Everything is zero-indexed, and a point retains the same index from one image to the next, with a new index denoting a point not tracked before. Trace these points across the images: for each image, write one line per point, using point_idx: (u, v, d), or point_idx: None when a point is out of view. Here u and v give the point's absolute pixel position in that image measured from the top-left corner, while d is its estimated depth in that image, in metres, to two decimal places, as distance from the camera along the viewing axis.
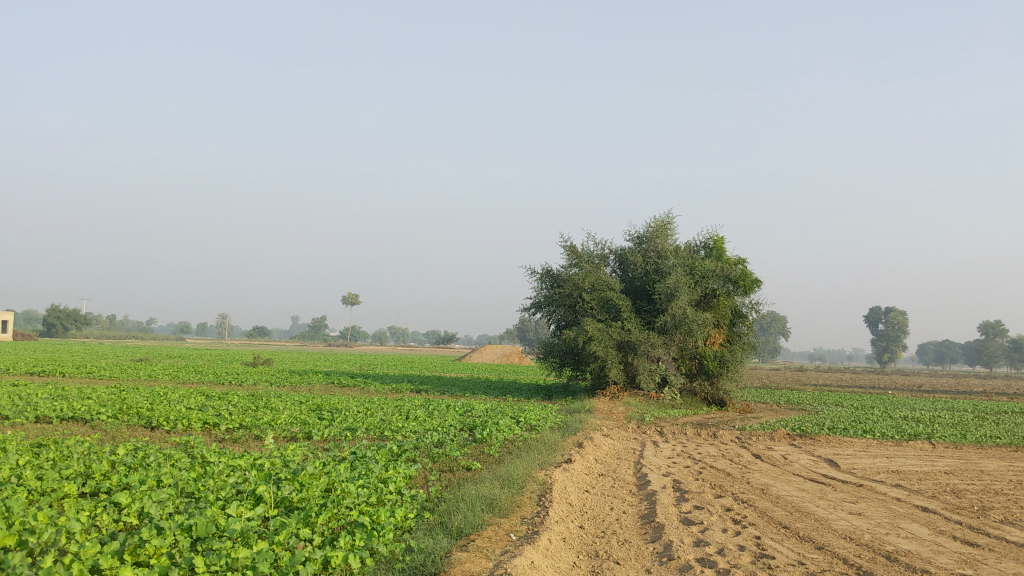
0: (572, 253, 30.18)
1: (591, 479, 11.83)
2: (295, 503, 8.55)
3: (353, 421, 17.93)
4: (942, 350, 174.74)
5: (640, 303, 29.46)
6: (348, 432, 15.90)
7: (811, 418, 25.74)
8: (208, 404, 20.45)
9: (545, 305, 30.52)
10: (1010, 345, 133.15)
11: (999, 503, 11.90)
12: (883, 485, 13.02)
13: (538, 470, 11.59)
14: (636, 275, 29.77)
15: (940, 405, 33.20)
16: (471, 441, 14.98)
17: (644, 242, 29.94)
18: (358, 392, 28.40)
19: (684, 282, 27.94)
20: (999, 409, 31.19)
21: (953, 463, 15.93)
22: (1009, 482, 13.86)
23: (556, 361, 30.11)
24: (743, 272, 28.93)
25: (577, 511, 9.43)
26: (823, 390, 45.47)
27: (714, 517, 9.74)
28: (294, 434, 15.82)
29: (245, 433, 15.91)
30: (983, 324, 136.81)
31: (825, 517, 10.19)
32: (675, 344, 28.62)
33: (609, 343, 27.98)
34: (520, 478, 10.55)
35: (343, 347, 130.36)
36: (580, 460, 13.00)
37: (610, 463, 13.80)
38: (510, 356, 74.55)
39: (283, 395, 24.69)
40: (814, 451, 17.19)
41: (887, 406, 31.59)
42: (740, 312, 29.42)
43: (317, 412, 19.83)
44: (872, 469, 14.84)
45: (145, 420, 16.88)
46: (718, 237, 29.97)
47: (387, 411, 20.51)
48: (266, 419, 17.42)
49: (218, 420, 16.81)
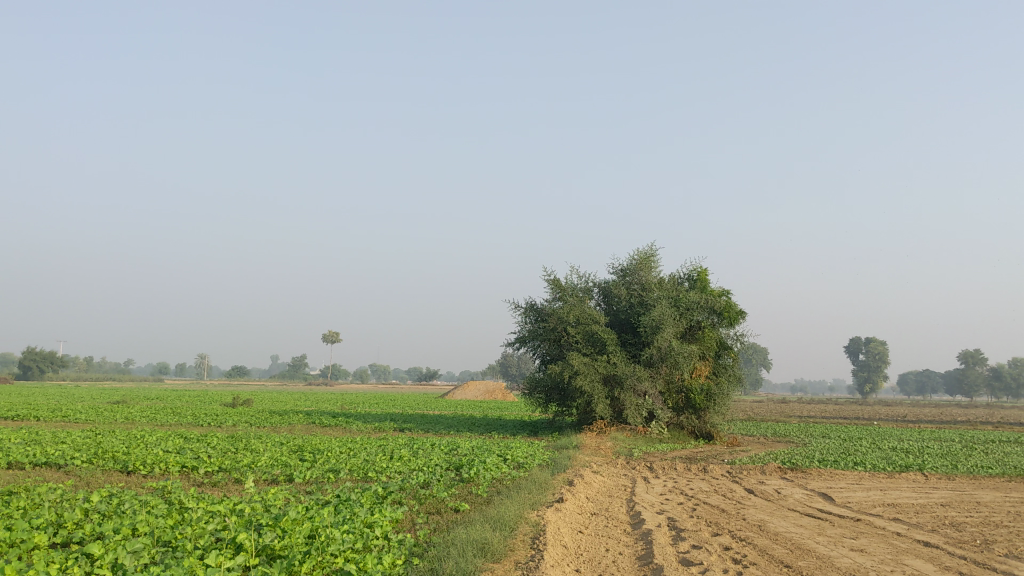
0: (556, 286, 29.96)
1: (584, 518, 11.48)
2: (278, 551, 8.15)
3: (335, 462, 17.49)
4: (923, 379, 175.20)
5: (625, 336, 29.22)
6: (331, 473, 15.48)
7: (800, 450, 25.48)
8: (187, 447, 19.95)
9: (529, 340, 30.22)
10: (989, 374, 133.52)
11: (1001, 536, 11.62)
12: (881, 519, 12.73)
13: (529, 511, 11.22)
14: (620, 308, 29.55)
15: (927, 435, 32.97)
16: (458, 481, 14.60)
17: (628, 274, 29.78)
18: (340, 431, 27.87)
19: (669, 314, 27.76)
20: (985, 438, 31.03)
21: (948, 495, 15.67)
22: (1007, 513, 13.61)
23: (542, 397, 29.74)
24: (727, 304, 28.80)
25: (573, 554, 9.09)
26: (810, 422, 45.19)
27: (714, 557, 9.41)
28: (275, 477, 15.37)
29: (225, 476, 15.48)
30: (963, 354, 137.24)
31: (827, 554, 9.89)
32: (661, 378, 28.34)
33: (595, 377, 27.66)
34: (511, 520, 10.19)
35: (324, 386, 129.03)
36: (571, 498, 12.65)
37: (603, 501, 13.45)
38: (493, 393, 74.02)
39: (263, 436, 24.17)
40: (808, 485, 16.87)
41: (875, 437, 31.34)
42: (724, 344, 29.25)
43: (298, 453, 19.37)
44: (867, 502, 14.55)
45: (121, 465, 16.39)
46: (702, 269, 29.84)
47: (370, 451, 20.06)
48: (247, 461, 16.98)
49: (196, 463, 16.34)
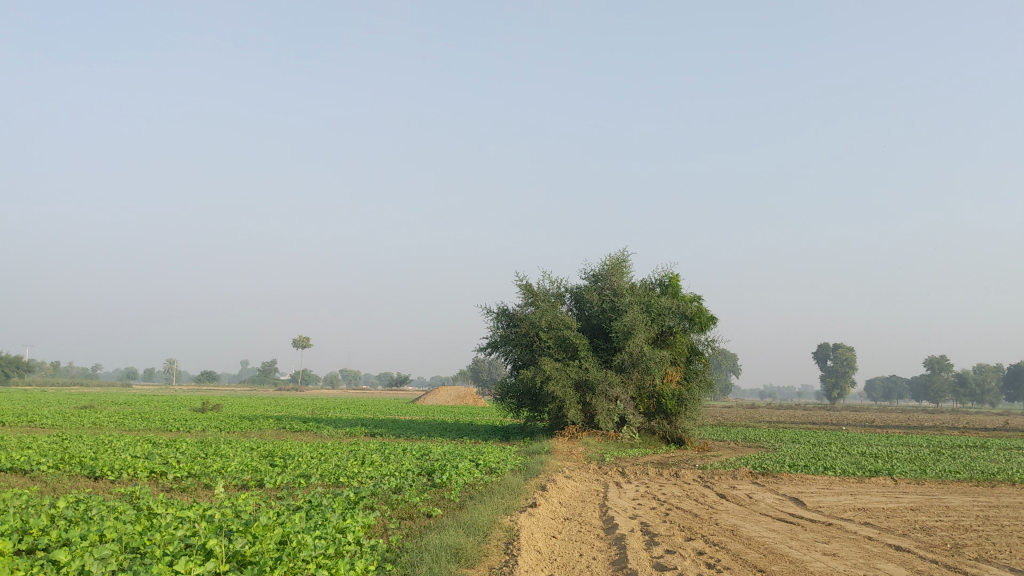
0: (528, 291, 29.95)
1: (557, 523, 11.45)
2: (249, 557, 8.06)
3: (306, 467, 17.34)
4: (890, 385, 176.90)
5: (597, 341, 29.26)
6: (302, 478, 15.35)
7: (771, 455, 25.63)
8: (155, 452, 19.71)
9: (501, 345, 30.15)
10: (955, 380, 135.02)
11: (970, 539, 11.71)
12: (852, 523, 12.80)
13: (502, 516, 11.16)
14: (592, 314, 29.60)
15: (895, 440, 33.26)
16: (431, 486, 14.53)
17: (600, 280, 29.82)
18: (310, 436, 27.67)
19: (640, 319, 27.83)
20: (952, 443, 31.34)
21: (918, 499, 15.80)
22: (976, 517, 13.73)
23: (514, 403, 29.70)
24: (698, 309, 28.93)
25: (547, 558, 9.06)
26: (779, 428, 45.44)
27: (688, 562, 9.40)
28: (245, 483, 15.21)
29: (194, 482, 15.29)
30: (930, 360, 138.61)
31: (800, 558, 9.91)
32: (633, 383, 28.38)
33: (567, 382, 27.67)
34: (484, 525, 10.13)
35: (294, 390, 128.01)
36: (544, 503, 12.62)
37: (575, 506, 13.43)
38: (464, 399, 73.90)
39: (233, 441, 23.92)
40: (779, 489, 16.94)
41: (844, 442, 31.56)
42: (696, 350, 29.36)
43: (269, 458, 19.20)
44: (838, 507, 14.62)
45: (88, 470, 16.16)
46: (673, 274, 29.95)
47: (341, 456, 19.92)
48: (216, 467, 16.80)
49: (166, 469, 16.14)
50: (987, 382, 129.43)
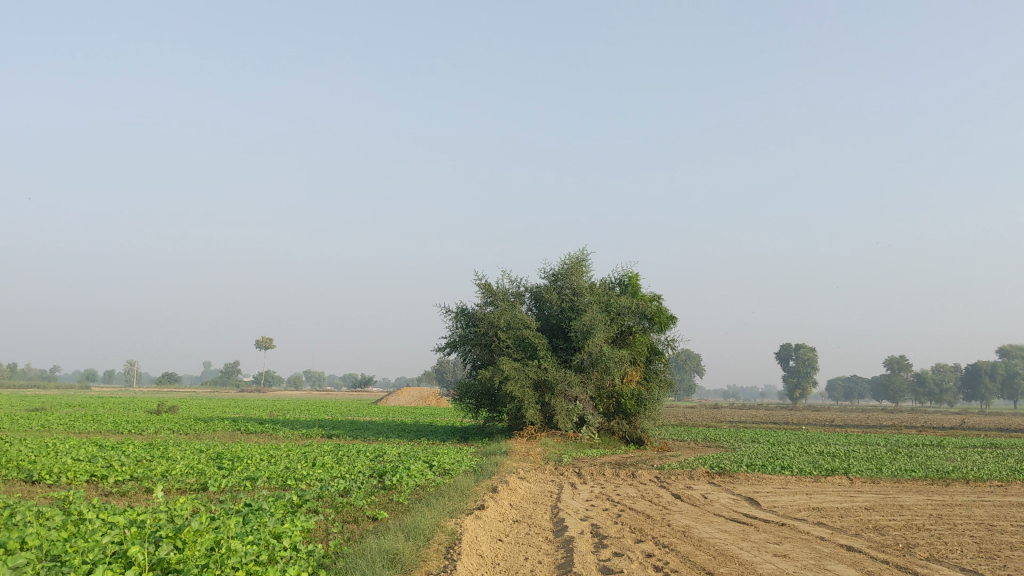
0: (487, 291, 29.66)
1: (504, 526, 11.16)
2: (174, 564, 7.71)
3: (255, 470, 16.92)
4: (851, 386, 178.34)
5: (556, 341, 29.03)
6: (248, 481, 14.96)
7: (730, 454, 25.52)
8: (99, 455, 19.19)
9: (460, 345, 29.83)
10: (914, 380, 136.38)
11: (924, 539, 11.56)
12: (805, 524, 12.63)
13: (447, 518, 10.84)
14: (552, 314, 29.37)
15: (854, 440, 33.31)
16: (380, 488, 14.21)
17: (559, 279, 29.60)
18: (264, 438, 27.17)
19: (599, 319, 27.66)
20: (909, 442, 31.43)
21: (874, 498, 15.68)
22: (931, 517, 13.57)
23: (472, 403, 29.40)
24: (658, 309, 28.81)
25: (488, 563, 8.77)
26: (740, 428, 45.49)
27: (636, 565, 9.14)
28: (188, 486, 14.80)
29: (136, 486, 14.86)
30: (890, 360, 139.88)
31: (750, 560, 9.69)
32: (592, 383, 28.15)
33: (526, 382, 27.41)
34: (426, 528, 9.81)
35: (256, 393, 126.39)
36: (493, 505, 12.32)
37: (526, 508, 13.16)
38: (426, 399, 73.43)
39: (183, 443, 23.39)
40: (734, 489, 16.77)
41: (803, 442, 31.52)
42: (656, 350, 29.20)
43: (217, 461, 18.76)
44: (793, 506, 14.47)
45: (26, 473, 15.65)
46: (633, 274, 29.82)
47: (292, 458, 19.52)
48: (160, 469, 16.35)
49: (107, 472, 15.67)
50: (945, 382, 130.87)
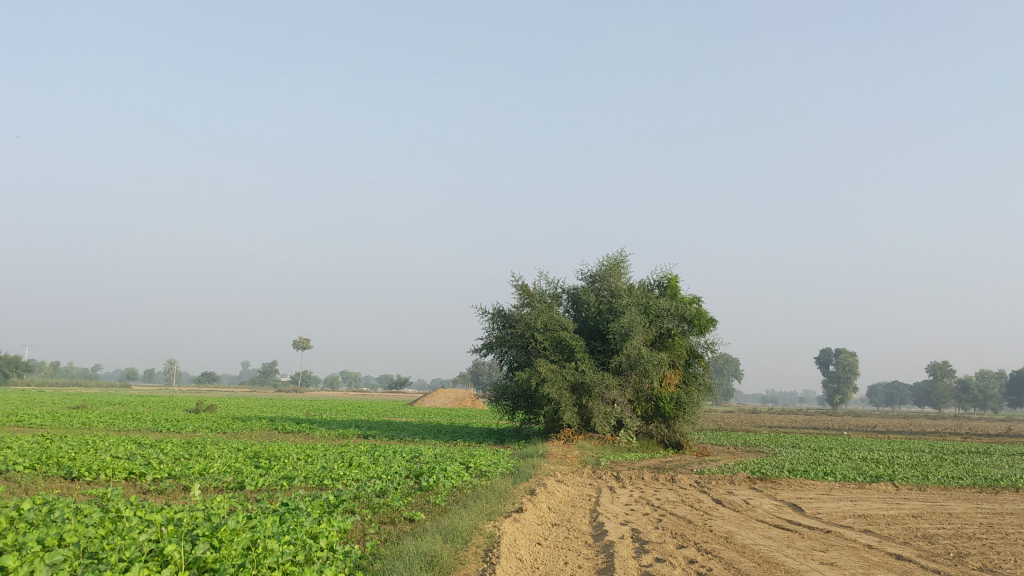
0: (524, 292, 29.49)
1: (543, 529, 10.97)
2: (210, 564, 7.63)
3: (291, 469, 16.85)
4: (893, 392, 175.86)
5: (594, 343, 28.79)
6: (285, 480, 14.88)
7: (771, 460, 25.12)
8: (138, 453, 19.27)
9: (497, 346, 29.68)
10: (957, 386, 134.10)
11: (975, 549, 11.21)
12: (851, 531, 12.33)
13: (485, 521, 10.67)
14: (589, 315, 29.13)
15: (897, 446, 32.67)
16: (417, 489, 14.08)
17: (597, 281, 29.36)
18: (301, 438, 27.19)
19: (638, 321, 27.36)
20: (955, 449, 30.79)
21: (921, 506, 15.29)
22: (982, 526, 13.18)
23: (509, 405, 29.24)
24: (697, 311, 28.46)
25: (528, 566, 8.60)
26: (780, 432, 44.86)
27: (679, 571, 8.92)
28: (226, 484, 14.76)
29: (173, 484, 14.86)
30: (932, 366, 137.57)
31: (796, 568, 9.43)
32: (630, 386, 27.89)
33: (563, 385, 27.19)
34: (464, 530, 9.65)
35: (294, 393, 127.09)
36: (532, 508, 12.16)
37: (565, 511, 12.97)
38: (463, 401, 73.34)
39: (220, 442, 23.41)
40: (777, 495, 16.41)
41: (845, 447, 31.02)
42: (695, 352, 28.86)
43: (254, 460, 18.74)
44: (838, 513, 14.14)
45: (65, 470, 15.71)
46: (672, 276, 29.47)
47: (329, 458, 19.45)
48: (198, 467, 16.34)
49: (145, 470, 15.69)
50: (990, 389, 128.69)
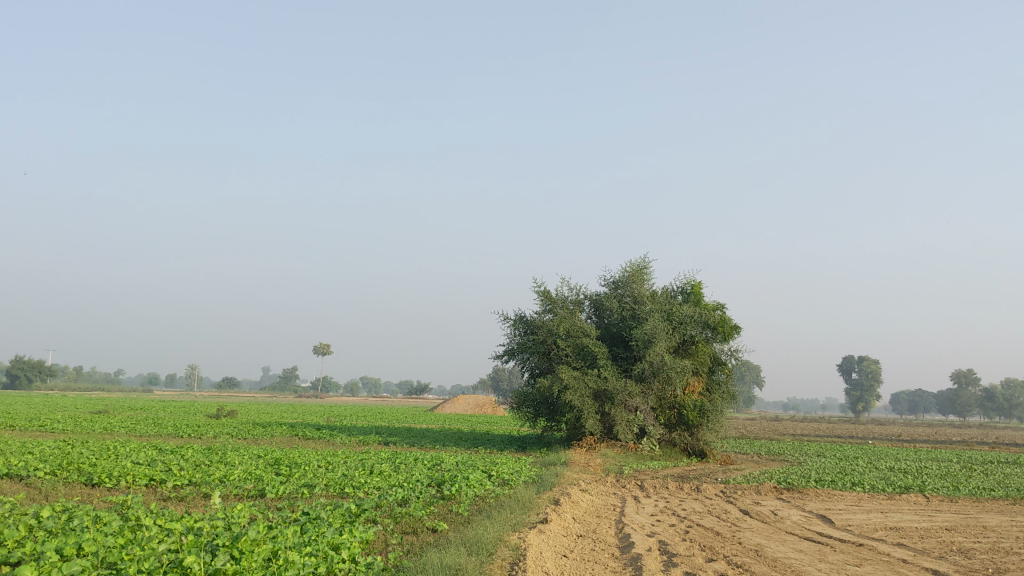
0: (546, 298, 29.28)
1: (569, 541, 10.74)
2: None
3: (312, 477, 16.66)
4: (916, 399, 174.27)
5: (617, 350, 28.52)
6: (306, 488, 14.70)
7: (797, 469, 24.76)
8: (158, 459, 19.17)
9: (518, 353, 29.47)
10: (982, 395, 132.77)
11: (1013, 564, 10.90)
12: (883, 545, 12.01)
13: (510, 532, 10.44)
14: (612, 322, 28.89)
15: (924, 456, 32.20)
16: (439, 498, 13.87)
17: (620, 287, 29.12)
18: (322, 444, 27.06)
19: (661, 328, 27.08)
20: (983, 459, 30.27)
21: (954, 518, 14.94)
22: (1018, 540, 12.83)
23: (531, 412, 29.02)
24: (721, 318, 28.15)
25: None
26: (804, 441, 44.38)
27: None
28: (246, 492, 14.60)
29: (194, 491, 14.72)
30: (956, 374, 136.10)
31: None
32: (653, 394, 27.60)
33: (585, 392, 26.93)
34: (488, 543, 9.43)
35: (314, 399, 127.47)
36: (556, 519, 11.93)
37: (589, 522, 12.72)
38: (482, 407, 73.11)
39: (240, 448, 23.28)
40: (805, 506, 16.10)
41: (871, 457, 30.56)
42: (719, 360, 28.55)
43: (275, 467, 18.59)
44: (869, 526, 13.80)
45: (86, 477, 15.61)
46: (695, 282, 29.18)
47: (349, 466, 19.26)
48: (219, 474, 16.21)
49: (166, 476, 15.56)
50: (1015, 398, 127.33)
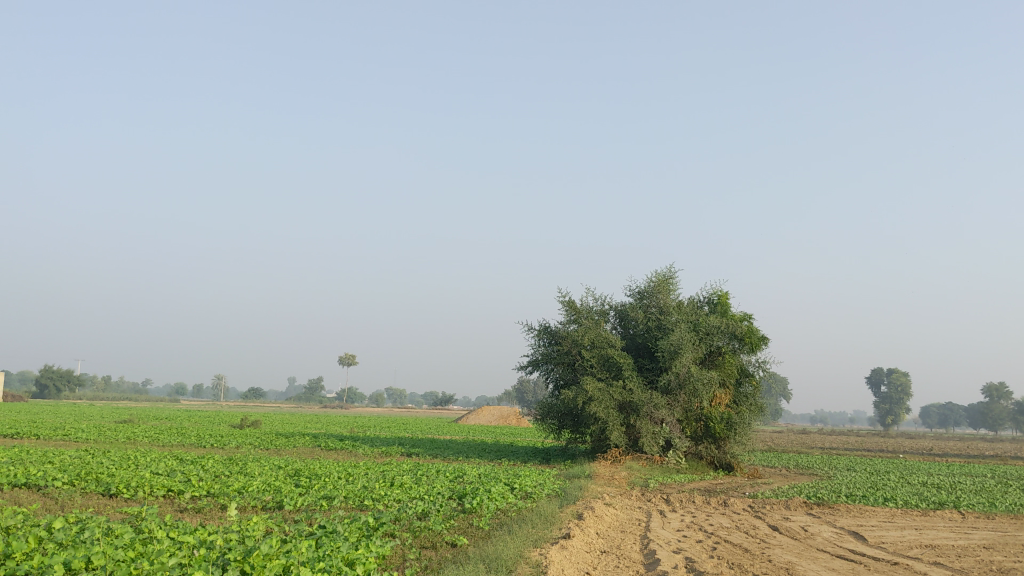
0: (570, 308, 28.96)
1: (592, 557, 10.41)
2: None
3: (331, 489, 16.38)
4: (947, 413, 172.12)
5: (642, 361, 28.14)
6: (324, 501, 14.45)
7: (826, 484, 24.23)
8: (177, 469, 18.96)
9: (543, 364, 29.14)
10: (1015, 408, 130.84)
11: None
12: (920, 564, 11.56)
13: (531, 548, 10.11)
14: (637, 332, 28.52)
15: (957, 470, 31.53)
16: (459, 511, 13.57)
17: (645, 297, 28.75)
18: (345, 455, 26.80)
19: (688, 339, 26.67)
20: (1019, 475, 29.54)
21: (991, 536, 14.43)
22: None
23: (555, 424, 28.67)
24: (749, 329, 27.69)
25: None
26: (834, 454, 43.68)
27: None
28: (264, 504, 14.36)
29: (211, 502, 14.49)
30: (988, 388, 134.44)
31: None
32: (679, 406, 27.17)
33: (610, 404, 26.54)
34: (508, 559, 9.12)
35: (340, 409, 127.72)
36: (580, 534, 11.60)
37: (613, 538, 12.34)
38: (507, 419, 72.80)
39: (261, 459, 23.06)
40: (836, 522, 15.64)
41: (902, 471, 29.95)
42: (746, 371, 28.07)
43: (294, 478, 18.33)
44: (904, 543, 13.34)
45: (104, 487, 15.45)
46: (722, 291, 28.74)
47: (370, 477, 18.96)
48: (237, 485, 15.98)
49: (184, 487, 15.36)
50: None
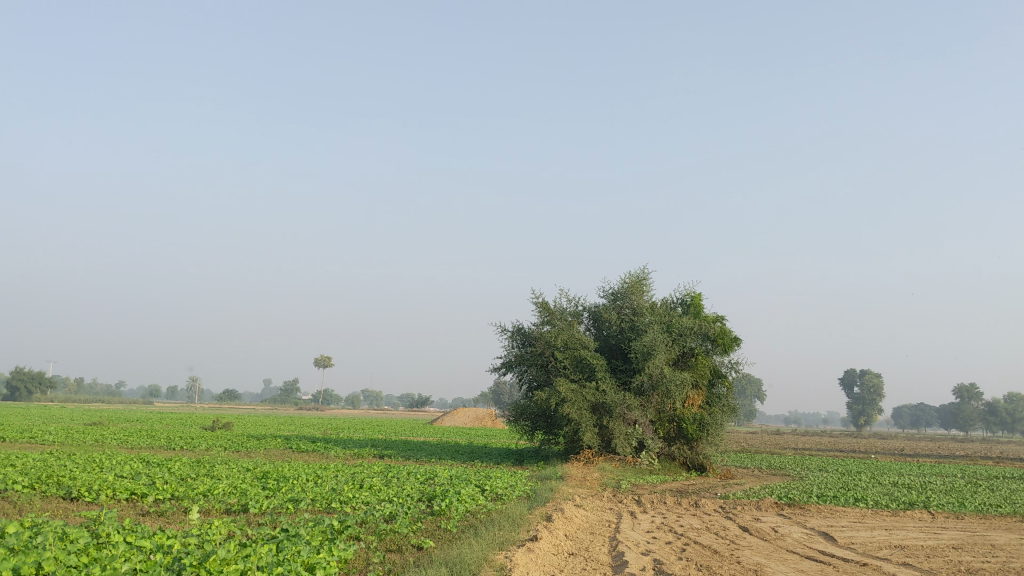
0: (544, 309, 28.84)
1: (559, 559, 10.29)
2: None
3: (300, 490, 16.17)
4: (919, 413, 173.75)
5: (615, 362, 28.09)
6: (291, 503, 14.24)
7: (798, 484, 24.25)
8: (142, 472, 18.69)
9: (516, 365, 29.00)
10: (986, 409, 132.14)
11: None
12: (889, 564, 11.51)
13: (495, 551, 9.96)
14: (610, 333, 28.44)
15: (928, 470, 31.62)
16: (427, 513, 13.42)
17: (619, 298, 28.68)
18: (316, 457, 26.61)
19: (661, 340, 26.61)
20: (988, 475, 29.68)
21: (959, 536, 14.45)
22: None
23: (528, 425, 28.56)
24: (722, 330, 27.67)
25: None
26: (807, 454, 43.81)
27: None
28: (229, 507, 14.12)
29: (174, 505, 14.24)
30: (959, 388, 135.81)
31: None
32: (652, 407, 27.12)
33: (583, 405, 26.44)
34: (471, 562, 8.97)
35: (315, 410, 127.55)
36: (547, 535, 11.50)
37: (583, 539, 12.24)
38: (482, 420, 72.87)
39: (229, 461, 22.82)
40: (806, 523, 15.61)
41: (874, 471, 30.01)
42: (719, 372, 28.05)
43: (261, 480, 18.12)
44: (873, 544, 13.29)
45: (66, 490, 15.17)
46: (696, 293, 28.73)
47: (338, 479, 18.79)
48: (203, 488, 15.74)
49: (148, 490, 15.09)
50: (1017, 412, 126.90)
